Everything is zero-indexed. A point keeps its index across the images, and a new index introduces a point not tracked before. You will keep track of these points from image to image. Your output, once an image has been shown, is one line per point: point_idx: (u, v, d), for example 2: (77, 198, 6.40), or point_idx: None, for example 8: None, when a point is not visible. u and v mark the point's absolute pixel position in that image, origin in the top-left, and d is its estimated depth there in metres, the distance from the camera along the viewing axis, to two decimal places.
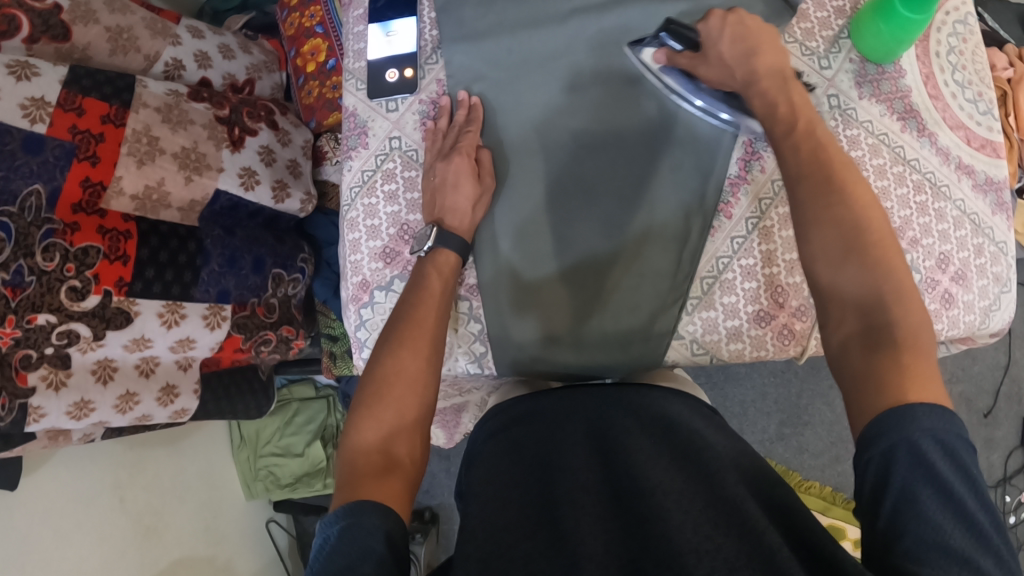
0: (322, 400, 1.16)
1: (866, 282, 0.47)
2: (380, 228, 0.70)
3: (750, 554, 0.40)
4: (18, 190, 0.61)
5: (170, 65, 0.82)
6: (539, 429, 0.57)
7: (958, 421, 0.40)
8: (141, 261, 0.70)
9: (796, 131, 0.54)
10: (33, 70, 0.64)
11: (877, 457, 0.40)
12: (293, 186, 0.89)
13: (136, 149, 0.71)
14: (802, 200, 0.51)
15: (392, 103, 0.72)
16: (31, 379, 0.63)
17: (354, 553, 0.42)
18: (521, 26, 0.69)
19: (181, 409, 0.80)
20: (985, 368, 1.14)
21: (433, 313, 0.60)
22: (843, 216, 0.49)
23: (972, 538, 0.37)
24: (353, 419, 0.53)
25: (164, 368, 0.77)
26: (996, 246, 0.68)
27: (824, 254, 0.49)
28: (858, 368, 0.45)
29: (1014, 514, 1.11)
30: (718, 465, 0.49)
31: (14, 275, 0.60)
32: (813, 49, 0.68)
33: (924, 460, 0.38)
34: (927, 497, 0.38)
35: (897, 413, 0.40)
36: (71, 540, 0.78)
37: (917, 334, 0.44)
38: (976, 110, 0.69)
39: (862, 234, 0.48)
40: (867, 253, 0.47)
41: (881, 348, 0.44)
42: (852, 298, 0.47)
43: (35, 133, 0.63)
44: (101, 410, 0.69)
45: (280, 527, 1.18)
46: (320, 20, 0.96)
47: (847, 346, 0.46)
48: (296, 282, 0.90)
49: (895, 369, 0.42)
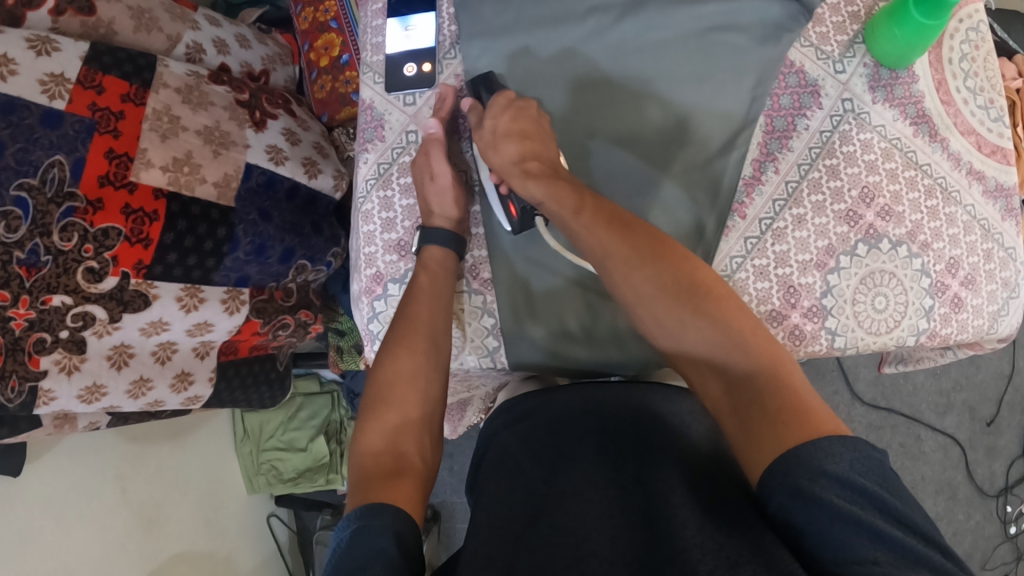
0: (326, 395, 1.15)
1: (707, 340, 0.50)
2: (395, 220, 0.70)
3: (750, 550, 0.41)
4: (39, 161, 0.62)
5: (191, 48, 0.82)
6: (530, 433, 0.56)
7: (857, 444, 0.42)
8: (163, 245, 0.70)
9: (584, 207, 0.56)
10: (53, 45, 0.66)
11: (778, 510, 0.42)
12: (323, 163, 0.90)
13: (157, 126, 0.71)
14: (616, 276, 0.54)
15: (410, 97, 0.72)
16: (44, 363, 0.64)
17: (364, 556, 0.42)
18: (540, 23, 0.69)
19: (193, 397, 0.80)
20: (989, 376, 1.15)
21: (426, 307, 0.61)
22: (664, 278, 0.52)
23: (895, 555, 0.38)
24: (359, 424, 0.54)
25: (180, 356, 0.77)
26: (1005, 251, 0.68)
27: (664, 324, 0.52)
28: (736, 431, 0.47)
29: (1014, 523, 1.13)
30: (721, 467, 0.50)
31: (30, 254, 0.61)
32: (828, 52, 0.68)
33: (821, 500, 0.40)
34: (839, 534, 0.39)
35: (788, 458, 0.42)
36: (71, 531, 0.78)
37: (772, 376, 0.47)
38: (987, 117, 0.69)
39: (692, 293, 0.52)
40: (705, 304, 0.51)
41: (749, 412, 0.46)
42: (699, 363, 0.51)
43: (54, 109, 0.64)
44: (113, 395, 0.70)
45: (281, 522, 1.17)
46: (335, 15, 0.97)
47: (720, 412, 0.49)
48: (319, 272, 0.91)
49: (766, 415, 0.45)
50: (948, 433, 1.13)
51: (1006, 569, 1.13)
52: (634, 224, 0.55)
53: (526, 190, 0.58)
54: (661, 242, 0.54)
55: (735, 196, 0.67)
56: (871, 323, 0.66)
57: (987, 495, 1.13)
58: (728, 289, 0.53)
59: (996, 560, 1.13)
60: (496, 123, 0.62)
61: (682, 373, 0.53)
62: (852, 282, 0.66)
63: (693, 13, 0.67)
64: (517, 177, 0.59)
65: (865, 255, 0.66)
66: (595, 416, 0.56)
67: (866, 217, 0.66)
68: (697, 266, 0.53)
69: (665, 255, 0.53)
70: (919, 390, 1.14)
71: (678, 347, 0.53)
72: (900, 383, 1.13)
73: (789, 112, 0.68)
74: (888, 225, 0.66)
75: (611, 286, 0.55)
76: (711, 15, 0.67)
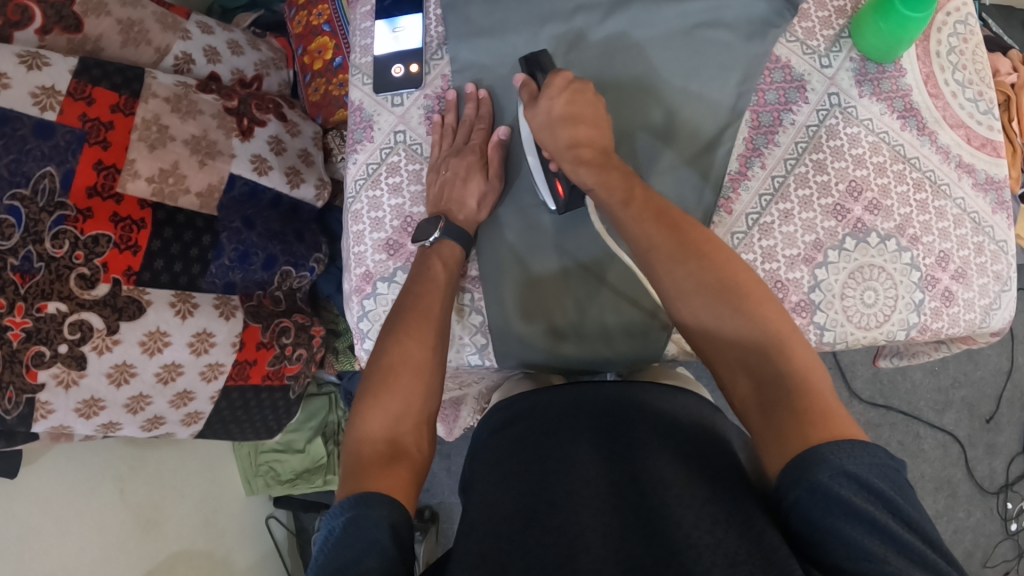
0: (324, 397, 1.15)
1: (744, 337, 0.50)
2: (384, 219, 0.70)
3: (750, 550, 0.40)
4: (30, 172, 0.64)
5: (179, 59, 0.83)
6: (540, 417, 0.57)
7: (874, 450, 0.41)
8: (151, 251, 0.72)
9: (633, 201, 0.57)
10: (43, 60, 0.67)
11: (794, 503, 0.41)
12: (306, 173, 0.90)
13: (146, 136, 0.73)
14: (658, 270, 0.54)
15: (397, 98, 0.73)
16: (42, 376, 0.64)
17: (354, 550, 0.42)
18: (526, 24, 0.69)
19: (194, 413, 0.79)
20: (988, 373, 1.14)
21: (439, 308, 0.61)
22: (706, 276, 0.52)
23: (908, 561, 0.37)
24: (358, 409, 0.54)
25: (186, 377, 0.76)
26: (996, 245, 0.68)
27: (702, 320, 0.52)
28: (762, 426, 0.47)
29: (1016, 520, 1.11)
30: (713, 455, 0.50)
31: (24, 260, 0.63)
32: (814, 48, 0.69)
33: (836, 498, 0.39)
34: (849, 531, 0.38)
35: (805, 459, 0.42)
36: (69, 531, 0.79)
37: (807, 377, 0.47)
38: (977, 109, 0.69)
39: (734, 293, 0.51)
40: (746, 304, 0.51)
41: (776, 411, 0.46)
42: (731, 360, 0.51)
43: (45, 120, 0.66)
44: (111, 409, 0.70)
45: (280, 523, 1.18)
46: (328, 18, 0.98)
47: (747, 409, 0.49)
48: (303, 278, 0.92)
49: (793, 415, 0.45)
50: (948, 431, 1.12)
51: (1008, 567, 1.12)
52: (673, 220, 0.55)
53: (579, 180, 0.60)
54: (701, 241, 0.54)
55: (721, 191, 0.67)
56: (861, 318, 0.65)
57: (987, 492, 1.12)
58: (768, 291, 0.53)
59: (997, 558, 1.12)
60: (553, 104, 0.61)
61: (710, 369, 0.53)
62: (840, 277, 0.65)
63: (679, 10, 0.67)
64: (569, 162, 0.60)
65: (854, 249, 0.66)
66: (594, 413, 0.56)
67: (854, 211, 0.66)
68: (738, 267, 0.53)
69: (709, 252, 0.53)
70: (918, 387, 1.13)
71: (711, 343, 0.52)
72: (898, 380, 1.13)
73: (775, 108, 0.68)
74: (876, 219, 0.66)
75: (652, 280, 0.55)
76: (698, 11, 0.67)
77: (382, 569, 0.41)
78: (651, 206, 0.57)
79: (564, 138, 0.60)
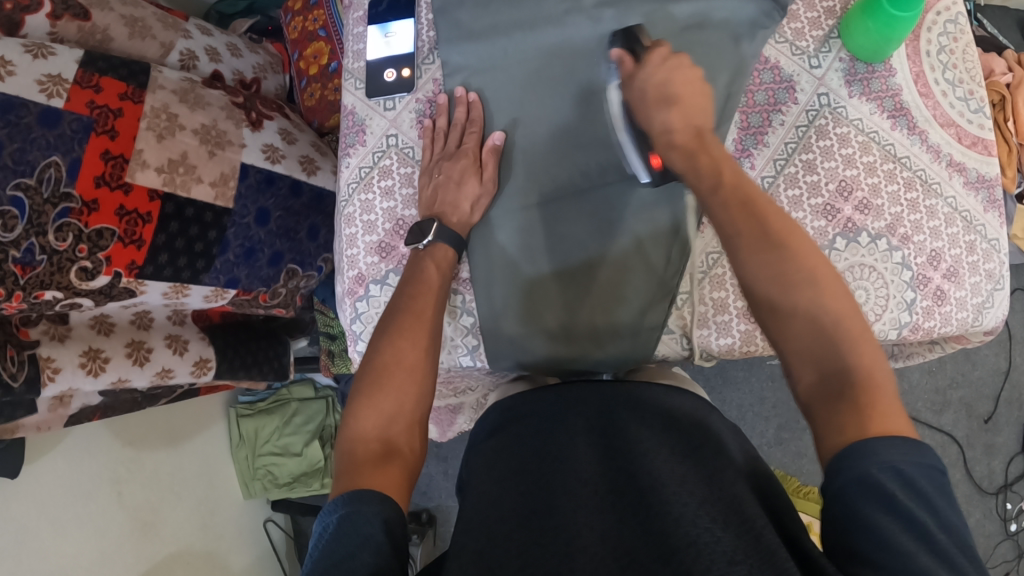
0: (321, 401, 1.18)
1: (818, 330, 0.49)
2: (376, 223, 0.71)
3: (748, 551, 0.40)
4: (36, 162, 0.63)
5: (184, 55, 0.84)
6: (540, 416, 0.57)
7: (928, 452, 0.41)
8: (154, 246, 0.72)
9: (724, 186, 0.57)
10: (48, 51, 0.67)
11: (835, 492, 0.41)
12: (321, 161, 0.93)
13: (155, 124, 0.73)
14: (739, 254, 0.54)
15: (390, 102, 0.73)
16: (33, 334, 0.69)
17: (348, 544, 0.42)
18: (516, 26, 0.70)
19: (200, 359, 0.86)
20: (986, 373, 1.13)
21: (433, 307, 0.62)
22: (788, 266, 0.51)
23: (939, 560, 0.36)
24: (353, 409, 0.54)
25: (159, 323, 0.82)
26: (987, 243, 0.68)
27: (778, 308, 0.51)
28: (823, 420, 0.45)
29: (1015, 521, 1.10)
30: (703, 454, 0.50)
31: (25, 253, 0.62)
32: (803, 48, 0.69)
33: (882, 490, 0.39)
34: (880, 521, 0.38)
35: (856, 448, 0.41)
36: (67, 533, 0.79)
37: (875, 377, 0.46)
38: (967, 108, 0.69)
39: (816, 286, 0.50)
40: (825, 299, 0.49)
41: (835, 404, 0.45)
42: (800, 351, 0.49)
43: (52, 108, 0.65)
44: (116, 363, 0.75)
45: (277, 527, 1.19)
46: (323, 24, 0.99)
47: (810, 401, 0.47)
48: (310, 278, 0.93)
49: (854, 409, 0.44)
50: (946, 431, 1.12)
51: (1008, 568, 1.11)
52: (752, 209, 0.54)
53: (670, 162, 0.61)
54: (782, 232, 0.53)
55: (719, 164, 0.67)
56: None
57: (986, 493, 1.12)
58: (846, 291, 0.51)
59: (996, 559, 1.11)
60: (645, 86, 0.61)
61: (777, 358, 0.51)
62: None
63: (668, 12, 0.67)
64: (662, 146, 0.61)
65: (845, 249, 0.66)
66: (602, 414, 0.56)
67: (843, 211, 0.66)
68: (820, 262, 0.52)
69: (790, 244, 0.52)
70: (915, 388, 1.12)
71: (781, 333, 0.51)
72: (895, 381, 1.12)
73: (764, 108, 0.69)
74: (867, 219, 0.66)
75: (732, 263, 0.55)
76: (687, 14, 0.67)
77: (375, 564, 0.41)
78: (738, 194, 0.56)
79: (657, 121, 0.61)
